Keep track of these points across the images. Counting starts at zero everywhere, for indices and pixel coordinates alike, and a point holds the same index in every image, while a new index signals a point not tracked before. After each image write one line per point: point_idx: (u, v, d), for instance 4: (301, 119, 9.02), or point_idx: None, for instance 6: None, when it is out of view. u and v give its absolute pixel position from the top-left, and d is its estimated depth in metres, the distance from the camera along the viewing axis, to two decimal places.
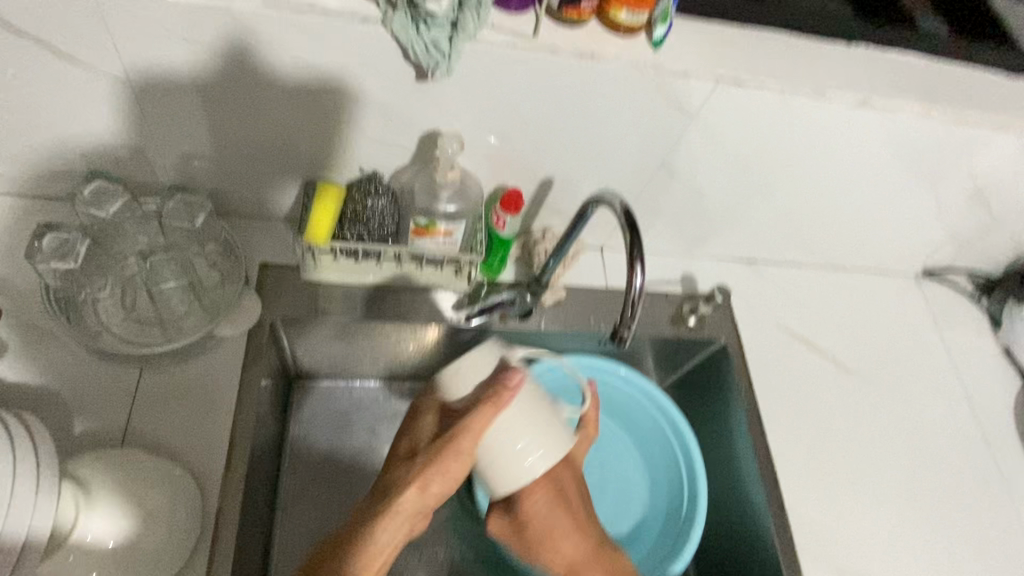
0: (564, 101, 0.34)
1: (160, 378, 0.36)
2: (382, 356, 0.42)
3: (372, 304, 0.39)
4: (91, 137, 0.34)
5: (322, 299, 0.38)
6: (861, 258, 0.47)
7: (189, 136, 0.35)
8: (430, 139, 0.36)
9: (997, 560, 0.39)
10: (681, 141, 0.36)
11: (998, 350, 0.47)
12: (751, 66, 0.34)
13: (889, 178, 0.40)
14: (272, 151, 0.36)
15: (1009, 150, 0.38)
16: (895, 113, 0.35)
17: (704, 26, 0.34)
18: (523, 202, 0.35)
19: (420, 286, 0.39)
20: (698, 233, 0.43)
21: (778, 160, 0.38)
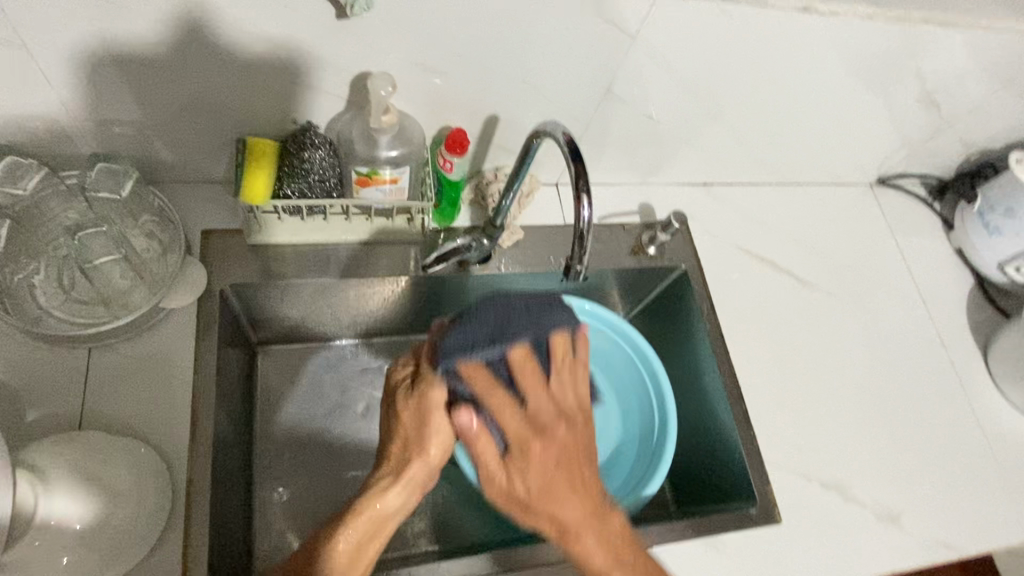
0: (499, 22, 0.32)
1: (113, 356, 0.33)
2: (344, 311, 0.42)
3: (326, 262, 0.38)
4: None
5: (274, 261, 0.38)
6: (814, 173, 0.50)
7: (105, 102, 0.32)
8: (361, 81, 0.34)
9: (946, 435, 0.44)
10: (625, 64, 0.36)
11: (951, 250, 0.52)
12: None
13: (839, 93, 0.42)
14: (198, 109, 0.33)
15: (951, 50, 0.40)
16: (840, 17, 0.36)
17: None
18: (469, 141, 0.35)
19: (374, 240, 0.39)
20: (654, 160, 0.45)
21: (727, 82, 0.39)
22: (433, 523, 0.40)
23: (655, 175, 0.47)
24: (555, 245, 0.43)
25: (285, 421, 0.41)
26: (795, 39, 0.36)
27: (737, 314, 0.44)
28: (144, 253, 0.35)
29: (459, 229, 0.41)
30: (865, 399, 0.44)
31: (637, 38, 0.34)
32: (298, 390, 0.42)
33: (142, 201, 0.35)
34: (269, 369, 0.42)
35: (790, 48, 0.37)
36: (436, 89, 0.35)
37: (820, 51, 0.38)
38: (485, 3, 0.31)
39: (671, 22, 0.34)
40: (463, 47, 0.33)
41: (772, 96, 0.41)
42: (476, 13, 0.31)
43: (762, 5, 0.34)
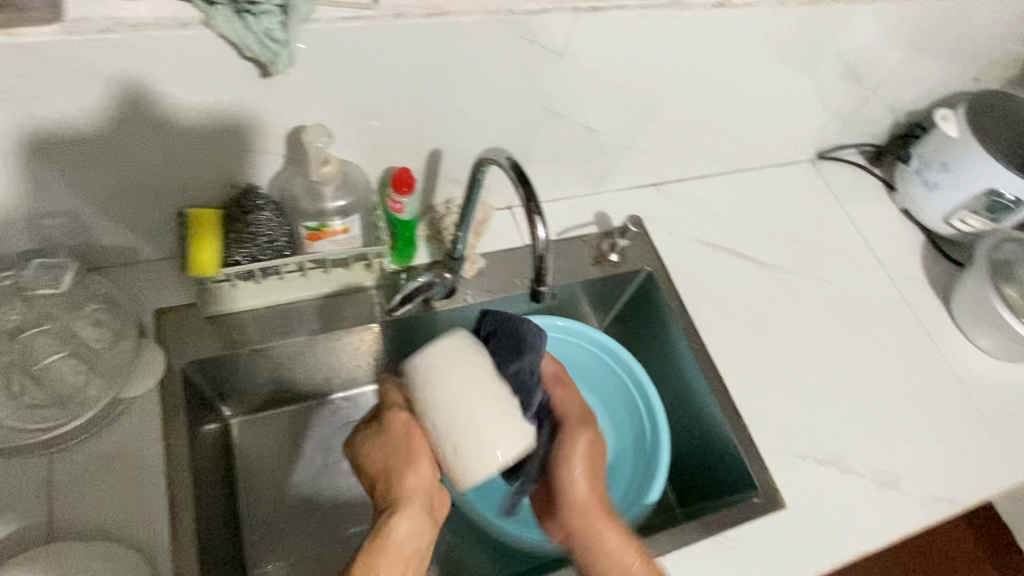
0: (425, 59, 0.32)
1: (78, 456, 0.32)
2: (316, 370, 0.41)
3: (289, 323, 0.37)
4: None
5: (235, 329, 0.36)
6: (756, 158, 0.52)
7: (32, 194, 0.31)
8: (297, 135, 0.33)
9: (928, 391, 0.45)
10: (558, 80, 0.36)
11: (898, 211, 0.54)
12: None
13: (767, 79, 0.43)
14: (131, 187, 0.32)
15: (864, 22, 0.42)
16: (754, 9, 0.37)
17: None
18: (416, 179, 0.35)
19: (335, 293, 0.39)
20: (602, 169, 0.45)
21: (659, 84, 0.40)
22: (440, 569, 0.39)
23: (604, 183, 0.47)
24: (519, 268, 0.43)
25: (271, 491, 0.40)
26: (718, 33, 0.37)
27: (708, 306, 0.45)
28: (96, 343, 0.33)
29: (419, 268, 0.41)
30: (845, 369, 0.44)
31: (565, 55, 0.35)
32: (279, 457, 0.41)
33: (86, 290, 0.34)
34: (246, 440, 0.41)
35: (714, 43, 0.38)
36: (374, 131, 0.35)
37: (743, 40, 0.39)
38: (410, 40, 0.30)
39: (597, 34, 0.34)
40: (395, 85, 0.32)
41: (705, 91, 0.42)
42: (404, 51, 0.31)
43: (679, 7, 0.35)
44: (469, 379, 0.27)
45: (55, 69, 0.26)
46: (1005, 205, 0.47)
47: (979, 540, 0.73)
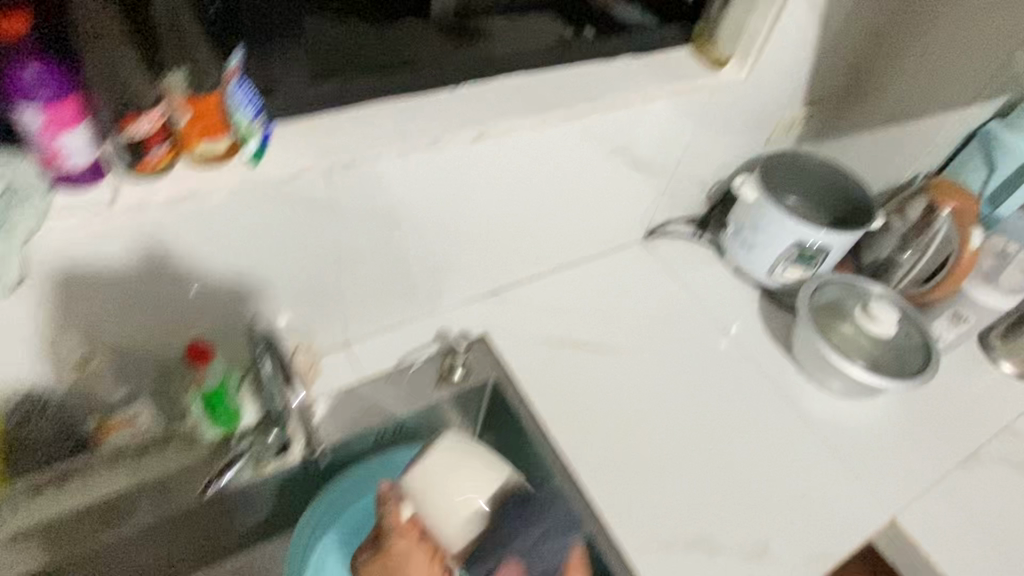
0: (187, 238, 0.32)
1: None
2: (147, 561, 0.38)
3: (95, 524, 0.35)
4: None
5: (31, 545, 0.34)
6: (588, 248, 0.54)
7: None
8: (64, 331, 0.33)
9: (781, 446, 0.46)
10: (343, 227, 0.37)
11: (731, 271, 0.57)
12: (366, 141, 0.35)
13: (565, 183, 0.45)
14: None
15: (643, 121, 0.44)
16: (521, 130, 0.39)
17: (300, 122, 0.34)
18: (212, 347, 0.35)
19: (147, 481, 0.36)
20: (430, 291, 0.46)
21: (454, 209, 0.41)
22: None
23: (438, 303, 0.48)
24: (357, 404, 0.42)
25: None
26: (492, 161, 0.39)
27: (556, 405, 0.45)
28: None
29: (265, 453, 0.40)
30: (699, 442, 0.45)
31: (340, 205, 0.36)
32: None
33: None
34: None
35: (495, 168, 0.40)
36: (159, 306, 0.35)
37: (524, 160, 0.41)
38: (162, 226, 0.31)
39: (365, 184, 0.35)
40: (164, 266, 0.33)
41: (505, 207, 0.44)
42: (161, 237, 0.31)
43: (440, 143, 0.36)
44: (463, 473, 0.36)
45: None
46: (811, 255, 0.51)
47: (876, 565, 0.75)
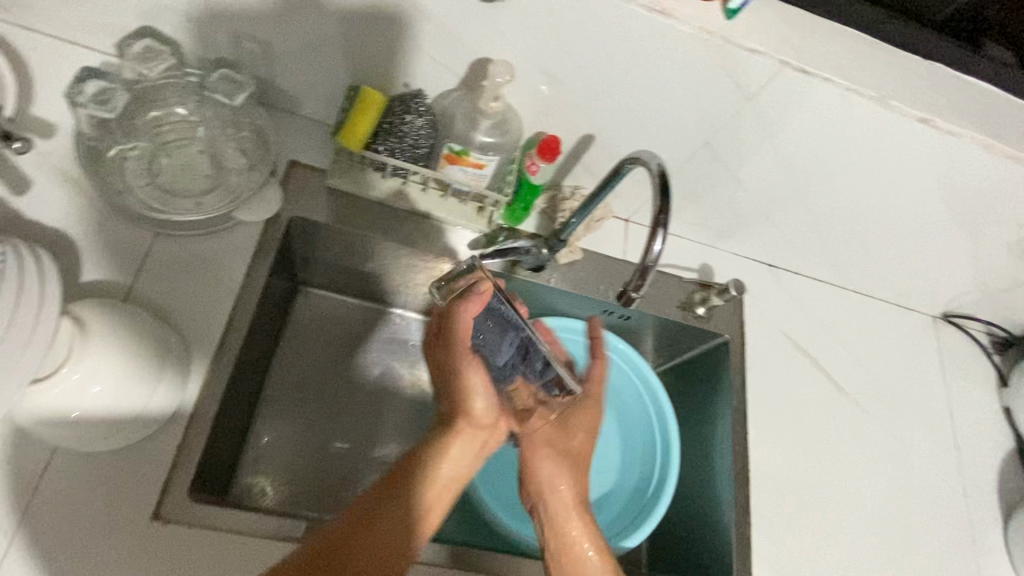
0: (592, 43, 0.84)
1: (373, 197, 1.04)
2: (449, 233, 1.08)
3: (439, 220, 1.07)
4: (385, 67, 0.94)
5: (421, 213, 1.06)
6: (770, 105, 0.91)
7: (433, 80, 0.95)
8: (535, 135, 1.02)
9: (767, 457, 1.13)
10: (704, 86, 0.89)
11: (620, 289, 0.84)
12: (775, 35, 0.85)
13: (838, 130, 0.94)
14: (427, 61, 0.91)
15: (709, 17, 0.81)
16: (791, 76, 0.85)
17: (764, 13, 0.85)
18: (553, 149, 0.94)
19: (451, 214, 1.06)
20: (759, 87, 0.88)
21: (813, 136, 0.96)
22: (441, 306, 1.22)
23: (666, 138, 0.99)
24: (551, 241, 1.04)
25: (390, 281, 1.17)
26: (737, 101, 0.90)
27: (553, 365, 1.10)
28: (395, 155, 0.95)
29: (521, 230, 1.11)
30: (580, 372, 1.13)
31: (692, 94, 0.90)
32: (398, 267, 1.13)
33: (416, 104, 0.93)
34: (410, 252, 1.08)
35: (768, 121, 0.94)
36: (598, 120, 0.97)
37: (779, 110, 0.91)
38: (564, 34, 0.83)
39: (683, 92, 0.90)
40: (672, 97, 0.91)
41: (812, 139, 0.96)
42: (561, 77, 0.90)
43: (689, 85, 0.89)
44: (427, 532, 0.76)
45: (507, 51, 0.87)
46: (622, 298, 0.82)
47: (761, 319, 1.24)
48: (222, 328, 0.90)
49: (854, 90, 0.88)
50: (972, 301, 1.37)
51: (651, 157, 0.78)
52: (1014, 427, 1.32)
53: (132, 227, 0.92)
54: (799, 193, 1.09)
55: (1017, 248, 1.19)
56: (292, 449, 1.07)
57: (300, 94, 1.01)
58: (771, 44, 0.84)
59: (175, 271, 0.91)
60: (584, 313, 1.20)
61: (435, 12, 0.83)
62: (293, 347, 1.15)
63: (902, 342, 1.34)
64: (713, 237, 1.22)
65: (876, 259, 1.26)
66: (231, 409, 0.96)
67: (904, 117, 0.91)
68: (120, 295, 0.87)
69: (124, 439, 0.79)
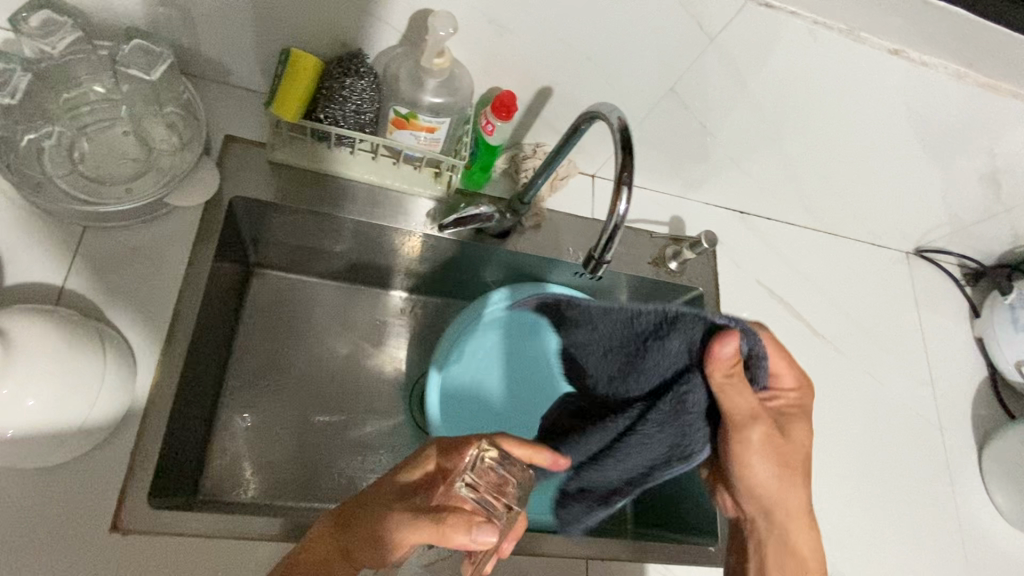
0: None
1: (321, 170, 0.97)
2: (406, 203, 1.01)
3: (393, 190, 1.00)
4: (318, 26, 0.86)
5: (373, 184, 0.99)
6: (735, 44, 0.85)
7: (372, 37, 0.87)
8: (489, 92, 0.96)
9: None
10: (663, 27, 0.82)
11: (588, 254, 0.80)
12: None
13: (806, 67, 0.89)
14: (364, 16, 0.84)
15: None
16: (754, 10, 0.80)
17: None
18: (508, 106, 0.87)
19: (405, 183, 1.00)
20: (722, 25, 0.82)
21: (780, 76, 0.91)
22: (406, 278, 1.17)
23: (627, 87, 0.93)
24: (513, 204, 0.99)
25: (349, 258, 1.11)
26: (700, 41, 0.85)
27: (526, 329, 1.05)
28: (338, 123, 0.88)
29: (482, 194, 1.05)
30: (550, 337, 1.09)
31: (652, 36, 0.84)
32: (356, 243, 1.07)
33: (356, 65, 0.86)
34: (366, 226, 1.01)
35: (733, 61, 0.88)
36: (554, 72, 0.91)
37: (743, 49, 0.86)
38: None
39: (642, 35, 0.84)
40: (631, 41, 0.85)
41: (780, 78, 0.91)
42: (510, 25, 0.83)
43: (648, 28, 0.83)
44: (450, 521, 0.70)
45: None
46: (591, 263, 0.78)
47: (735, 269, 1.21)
48: (169, 323, 0.84)
49: (821, 22, 0.83)
50: (945, 236, 1.35)
51: (610, 111, 0.73)
52: (986, 358, 1.33)
53: (57, 222, 0.84)
54: (768, 137, 1.05)
55: (989, 179, 1.17)
56: (262, 441, 1.03)
57: (231, 62, 0.93)
58: None
59: (111, 266, 0.85)
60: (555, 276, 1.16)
61: None
62: (253, 333, 1.09)
63: (876, 282, 1.33)
64: (682, 188, 1.18)
65: (848, 200, 1.23)
66: (189, 406, 0.91)
67: (875, 50, 0.87)
68: (50, 298, 0.81)
69: (71, 452, 0.74)
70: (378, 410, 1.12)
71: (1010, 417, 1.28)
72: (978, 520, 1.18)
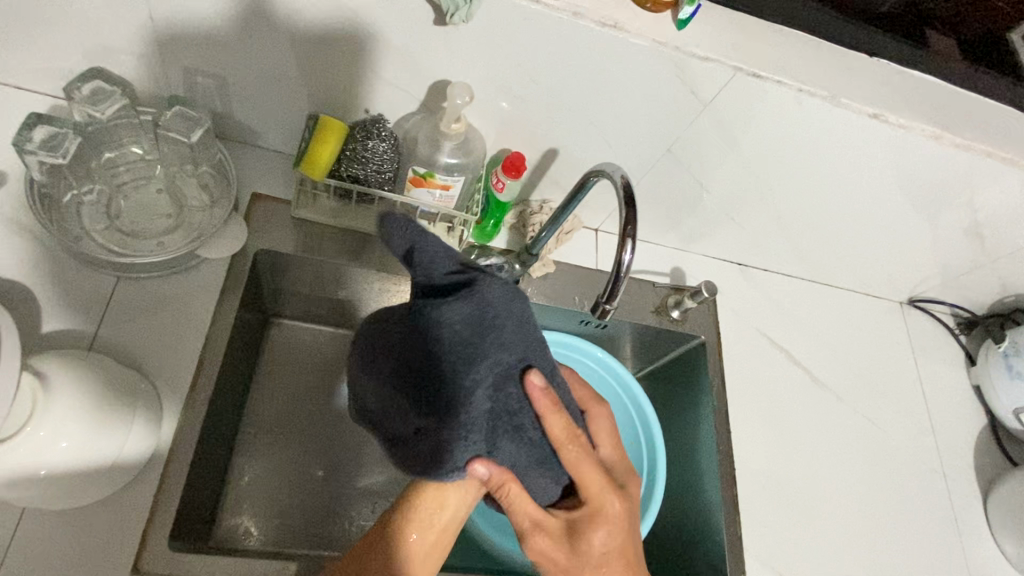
0: (547, 59, 0.85)
1: (341, 225, 1.03)
2: None
3: None
4: (343, 95, 0.93)
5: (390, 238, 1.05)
6: (726, 110, 0.92)
7: (392, 104, 0.95)
8: (499, 153, 1.03)
9: (750, 454, 1.14)
10: (660, 95, 0.90)
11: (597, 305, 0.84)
12: (726, 42, 0.87)
13: (793, 129, 0.96)
14: (385, 86, 0.91)
15: (659, 27, 0.83)
16: (743, 79, 0.87)
17: (713, 23, 0.87)
18: (518, 166, 0.94)
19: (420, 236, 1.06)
20: (714, 93, 0.89)
21: (770, 137, 0.98)
22: None
23: (629, 148, 1.00)
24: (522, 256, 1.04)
25: (364, 308, 1.16)
26: (695, 107, 0.92)
27: None
28: (360, 181, 0.94)
29: (491, 246, 1.10)
30: None
31: (650, 103, 0.91)
32: (372, 293, 1.12)
33: (377, 129, 0.93)
34: (382, 277, 1.06)
35: (725, 125, 0.95)
36: (560, 135, 0.98)
37: (736, 112, 0.93)
38: (518, 53, 0.84)
39: (641, 102, 0.91)
40: (632, 107, 0.92)
41: (769, 140, 0.98)
42: (520, 94, 0.91)
43: (647, 95, 0.90)
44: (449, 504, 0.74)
45: (465, 72, 0.88)
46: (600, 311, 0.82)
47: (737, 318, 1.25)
48: (193, 368, 0.88)
49: (806, 89, 0.90)
50: (936, 287, 1.40)
51: (614, 170, 0.79)
52: (984, 405, 1.35)
53: (92, 272, 0.89)
54: (761, 193, 1.11)
55: (973, 233, 1.23)
56: (275, 488, 1.04)
57: (261, 126, 1.00)
58: (722, 51, 0.86)
59: (141, 314, 0.89)
60: (562, 325, 1.20)
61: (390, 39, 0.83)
62: (268, 381, 1.13)
63: (871, 330, 1.37)
64: (681, 241, 1.24)
65: (840, 252, 1.29)
66: (207, 452, 0.93)
67: (856, 114, 0.93)
68: (82, 344, 0.85)
69: (96, 492, 0.77)
70: (384, 459, 1.13)
71: (1013, 464, 1.30)
72: (989, 570, 1.18)
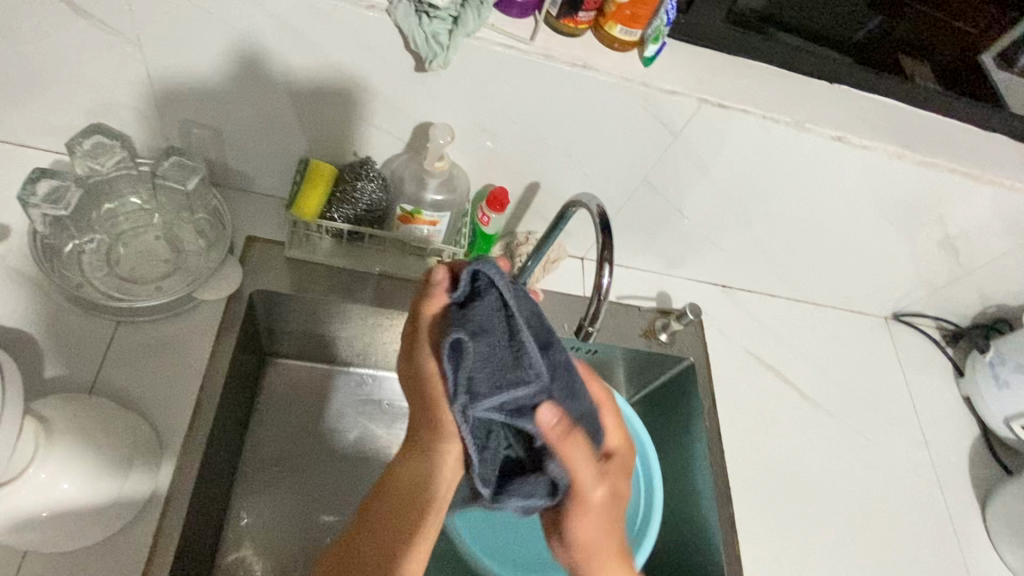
0: (523, 99, 0.90)
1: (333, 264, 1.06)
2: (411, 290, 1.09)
3: (400, 278, 1.09)
4: (332, 140, 0.98)
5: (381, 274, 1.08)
6: (698, 139, 0.97)
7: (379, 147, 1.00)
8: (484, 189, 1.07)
9: (745, 473, 1.15)
10: (633, 128, 0.95)
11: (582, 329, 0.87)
12: (691, 77, 0.92)
13: (763, 155, 1.01)
14: (372, 130, 0.96)
15: (626, 66, 0.89)
16: (709, 110, 0.92)
17: (677, 60, 0.93)
18: (501, 200, 0.98)
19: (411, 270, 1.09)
20: (684, 124, 0.94)
21: (741, 163, 1.03)
22: None
23: (608, 179, 1.05)
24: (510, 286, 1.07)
25: (358, 344, 1.18)
26: (667, 137, 0.97)
27: None
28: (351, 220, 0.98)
29: None
30: None
31: (624, 136, 0.96)
32: (365, 329, 1.15)
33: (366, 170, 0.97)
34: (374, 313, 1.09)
35: (697, 154, 1.00)
36: (541, 169, 1.03)
37: (706, 142, 0.98)
38: (495, 95, 0.89)
39: (616, 135, 0.96)
40: (606, 140, 0.97)
41: (741, 165, 1.03)
42: (500, 133, 0.96)
43: (620, 129, 0.95)
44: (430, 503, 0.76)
45: (446, 114, 0.93)
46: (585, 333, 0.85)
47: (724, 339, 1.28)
48: (191, 407, 0.90)
49: (769, 117, 0.95)
50: (918, 302, 1.43)
51: (591, 200, 0.83)
52: (976, 415, 1.37)
53: (92, 318, 0.92)
54: (737, 217, 1.15)
55: (947, 246, 1.26)
56: (273, 527, 1.05)
57: (254, 172, 1.05)
58: (688, 86, 0.91)
59: (139, 357, 0.91)
60: None
61: (374, 87, 0.89)
62: (265, 421, 1.14)
63: (858, 346, 1.39)
64: (665, 266, 1.28)
65: (821, 271, 1.32)
66: (205, 491, 0.94)
67: (819, 137, 0.98)
68: (83, 388, 0.87)
69: (97, 532, 0.78)
70: None
71: (1008, 473, 1.31)
72: None
